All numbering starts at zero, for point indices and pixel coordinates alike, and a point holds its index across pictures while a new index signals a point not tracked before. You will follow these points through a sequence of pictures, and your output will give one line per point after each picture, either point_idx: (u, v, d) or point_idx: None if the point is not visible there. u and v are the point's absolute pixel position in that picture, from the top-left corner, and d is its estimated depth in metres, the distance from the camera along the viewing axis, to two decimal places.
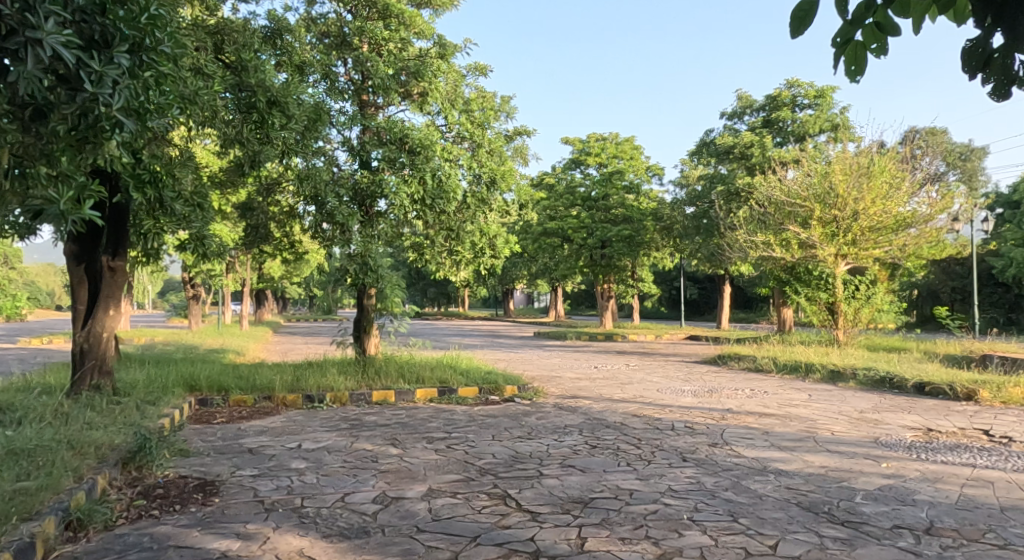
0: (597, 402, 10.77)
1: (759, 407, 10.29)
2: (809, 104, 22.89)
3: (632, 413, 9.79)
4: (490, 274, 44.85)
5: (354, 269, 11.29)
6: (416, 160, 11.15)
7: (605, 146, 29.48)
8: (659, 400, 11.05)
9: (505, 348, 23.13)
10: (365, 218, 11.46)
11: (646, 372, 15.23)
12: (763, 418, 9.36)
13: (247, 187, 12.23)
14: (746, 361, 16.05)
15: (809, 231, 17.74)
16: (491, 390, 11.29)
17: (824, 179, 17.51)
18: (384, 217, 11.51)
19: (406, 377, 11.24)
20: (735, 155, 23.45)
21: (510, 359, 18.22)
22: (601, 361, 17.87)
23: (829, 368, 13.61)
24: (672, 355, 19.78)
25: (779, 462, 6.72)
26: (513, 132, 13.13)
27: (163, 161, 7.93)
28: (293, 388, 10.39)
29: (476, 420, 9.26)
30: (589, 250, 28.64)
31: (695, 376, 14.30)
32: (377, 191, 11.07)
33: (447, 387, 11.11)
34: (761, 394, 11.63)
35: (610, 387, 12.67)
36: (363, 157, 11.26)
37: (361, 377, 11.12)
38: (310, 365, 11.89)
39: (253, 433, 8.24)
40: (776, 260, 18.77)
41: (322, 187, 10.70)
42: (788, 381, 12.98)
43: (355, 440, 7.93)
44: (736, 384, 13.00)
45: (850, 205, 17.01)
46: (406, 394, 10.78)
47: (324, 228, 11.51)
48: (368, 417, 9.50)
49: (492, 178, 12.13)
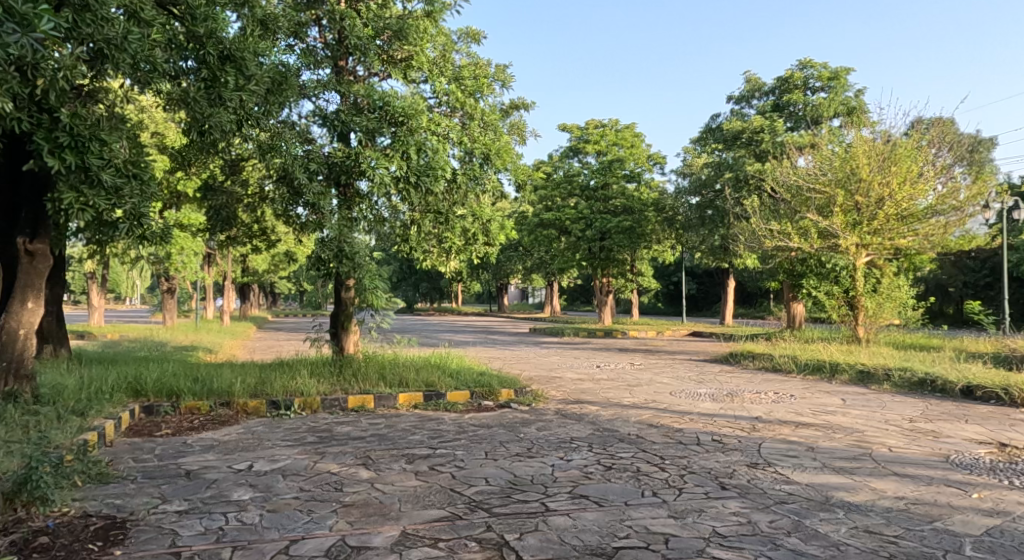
0: (605, 409, 9.42)
1: (792, 415, 8.99)
2: (821, 87, 21.79)
3: (646, 422, 8.47)
4: (483, 267, 43.54)
5: (328, 255, 9.86)
6: (397, 133, 9.78)
7: (604, 134, 28.04)
8: (675, 406, 9.72)
9: (499, 346, 21.76)
10: (344, 200, 10.19)
11: (653, 372, 13.92)
12: (800, 429, 8.06)
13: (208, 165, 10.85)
14: (762, 359, 14.78)
15: (830, 219, 16.42)
16: (484, 394, 9.95)
17: (845, 163, 16.20)
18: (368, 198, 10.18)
19: (388, 379, 9.88)
20: (742, 141, 22.27)
21: (505, 357, 16.90)
22: (602, 360, 16.56)
23: (858, 368, 12.35)
24: (678, 353, 18.50)
25: (843, 490, 5.41)
26: (510, 106, 11.80)
27: (89, 123, 6.64)
28: (256, 394, 9.03)
29: (467, 431, 7.92)
30: (588, 243, 27.29)
31: (708, 377, 13.00)
32: (354, 166, 9.60)
33: (434, 392, 9.75)
34: (789, 399, 10.33)
35: (616, 390, 11.35)
36: (341, 131, 9.88)
37: (335, 379, 9.74)
38: (279, 366, 10.54)
39: (199, 449, 6.88)
40: (790, 250, 17.48)
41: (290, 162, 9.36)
42: (814, 383, 11.70)
43: (320, 459, 6.58)
44: (757, 386, 11.70)
45: (876, 191, 15.67)
46: (386, 399, 9.42)
47: (296, 211, 10.13)
48: (340, 427, 8.15)
49: (486, 155, 10.74)
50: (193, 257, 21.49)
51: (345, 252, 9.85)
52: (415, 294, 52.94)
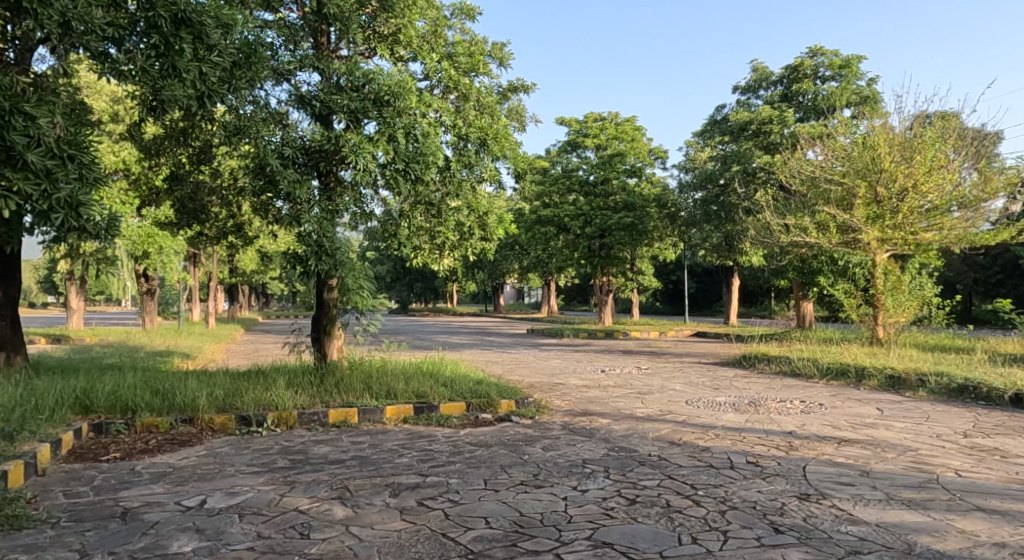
0: (618, 423, 8.41)
1: (830, 429, 8.00)
2: (832, 76, 20.85)
3: (667, 439, 7.47)
4: (478, 266, 42.49)
5: (306, 253, 8.75)
6: (384, 116, 8.74)
7: (604, 127, 26.98)
8: (694, 418, 8.71)
9: (496, 348, 20.71)
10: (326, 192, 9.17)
11: (663, 378, 12.91)
12: (844, 447, 7.07)
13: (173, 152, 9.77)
14: (779, 363, 13.79)
15: (849, 212, 15.44)
16: (482, 406, 8.91)
17: (865, 152, 15.20)
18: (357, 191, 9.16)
19: (375, 390, 8.86)
20: (750, 133, 21.25)
21: (503, 361, 15.86)
22: (606, 364, 15.55)
23: (887, 373, 11.39)
24: (686, 355, 17.50)
25: (927, 535, 4.43)
26: (509, 87, 10.78)
27: (11, 93, 5.77)
28: (224, 408, 8.00)
29: (463, 452, 6.90)
30: (587, 240, 26.27)
31: (723, 384, 11.99)
32: (334, 150, 8.55)
33: (426, 403, 8.73)
34: (820, 409, 9.34)
35: (625, 399, 10.35)
36: (321, 113, 8.83)
37: (315, 391, 8.71)
38: (254, 375, 9.51)
39: (147, 478, 5.84)
40: (806, 246, 16.48)
41: (261, 148, 8.31)
42: (842, 391, 10.72)
43: (288, 491, 5.56)
44: (780, 395, 10.72)
45: (899, 181, 14.71)
46: (371, 412, 8.40)
47: (270, 202, 9.07)
48: (317, 448, 7.12)
49: (483, 141, 9.72)
50: (173, 256, 20.40)
51: (328, 249, 8.76)
52: (410, 295, 51.77)
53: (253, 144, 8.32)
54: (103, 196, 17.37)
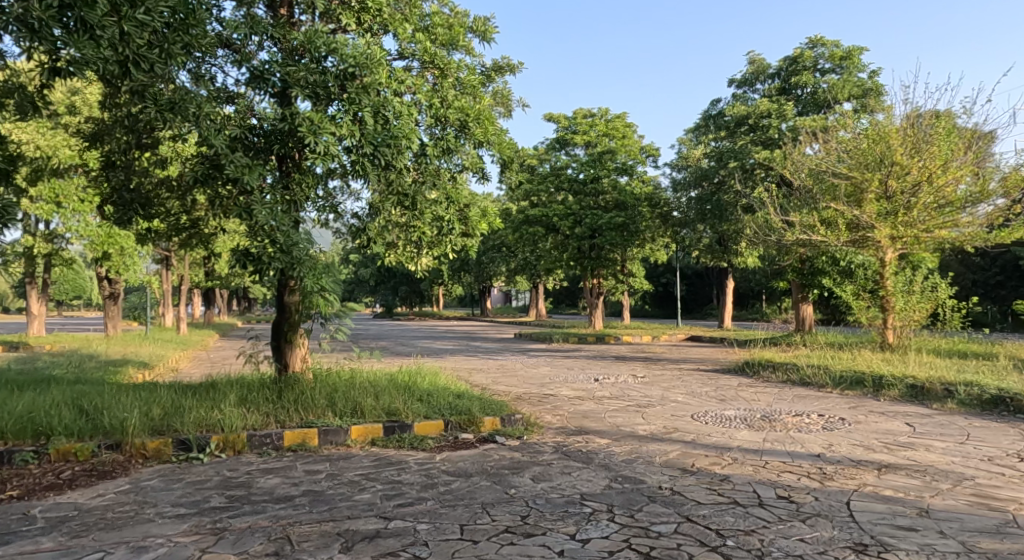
0: (618, 444, 7.34)
1: (863, 450, 6.99)
2: (832, 68, 19.90)
3: (678, 465, 6.40)
4: (464, 267, 41.26)
5: (259, 248, 7.44)
6: (347, 93, 7.56)
7: (593, 124, 25.92)
8: (705, 438, 7.66)
9: (481, 354, 19.56)
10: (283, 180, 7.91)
11: (662, 387, 11.86)
12: (886, 474, 6.05)
13: (106, 134, 8.55)
14: (787, 371, 12.78)
15: (860, 208, 14.43)
16: (463, 425, 7.82)
17: (875, 144, 14.19)
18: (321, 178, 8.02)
19: (340, 408, 7.73)
20: (748, 127, 20.22)
21: (489, 369, 14.72)
22: (599, 372, 14.45)
23: (909, 383, 10.41)
24: (683, 361, 16.46)
25: None
26: (492, 67, 9.68)
27: None
28: (159, 431, 6.85)
29: (437, 486, 5.79)
30: (577, 241, 25.20)
31: (729, 395, 10.96)
32: (291, 131, 7.36)
33: (398, 423, 7.62)
34: (844, 425, 8.32)
35: (623, 414, 9.28)
36: (277, 88, 7.63)
37: (270, 409, 7.58)
38: (203, 390, 8.35)
39: (41, 526, 4.73)
40: (812, 244, 15.45)
41: (201, 125, 7.02)
42: (861, 402, 9.72)
43: (213, 545, 4.47)
44: (794, 408, 9.71)
45: (911, 176, 13.74)
46: (334, 433, 7.28)
47: (219, 190, 7.83)
48: (263, 479, 5.98)
49: (464, 123, 8.62)
50: (138, 258, 19.13)
51: (286, 240, 7.46)
52: (395, 298, 50.35)
53: (191, 122, 7.00)
54: (57, 193, 16.16)
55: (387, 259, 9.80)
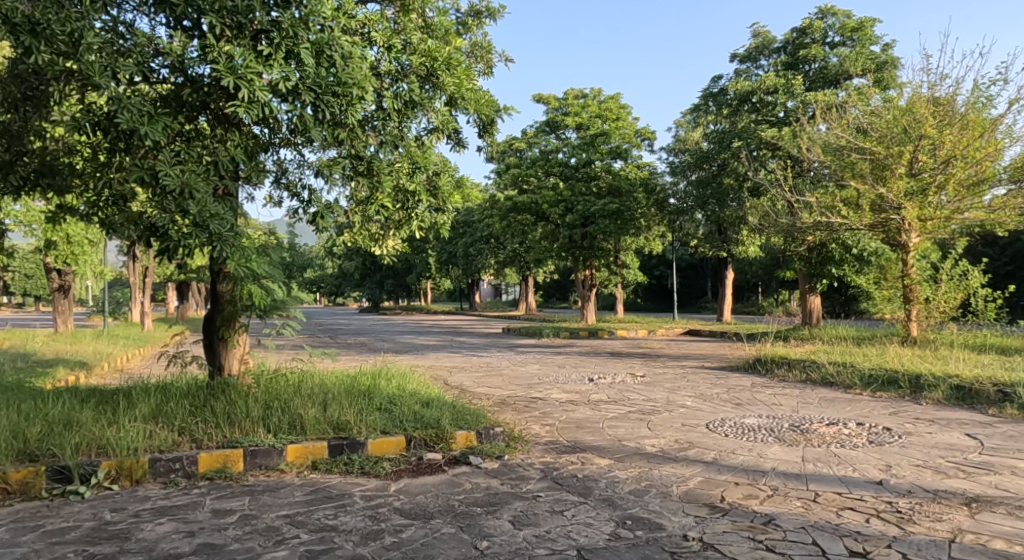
0: (622, 467, 5.83)
1: (935, 473, 5.54)
2: (842, 41, 18.41)
3: (702, 500, 4.91)
4: (452, 259, 39.64)
5: (164, 219, 5.66)
6: (280, 26, 5.99)
7: (586, 105, 24.44)
8: (731, 457, 6.20)
9: (465, 350, 18.05)
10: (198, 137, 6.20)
11: (666, 389, 10.38)
12: (981, 511, 4.60)
13: None
14: (805, 369, 11.34)
15: (884, 186, 12.93)
16: (429, 442, 6.31)
17: (902, 114, 12.69)
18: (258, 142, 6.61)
19: (275, 423, 6.21)
20: (752, 105, 18.69)
21: (471, 368, 13.18)
22: (594, 370, 12.94)
23: (955, 385, 8.99)
24: (685, 358, 15.00)
25: None
26: (468, 12, 8.12)
27: None
28: (32, 457, 5.34)
29: (383, 536, 4.31)
30: (568, 229, 23.67)
31: (744, 399, 9.48)
32: (203, 69, 5.68)
33: (347, 440, 6.10)
34: (895, 438, 6.88)
35: (625, 424, 7.77)
36: (187, 17, 5.88)
37: (186, 423, 6.05)
38: (112, 397, 6.82)
39: None
40: (828, 227, 13.97)
41: (82, 58, 5.31)
42: (905, 408, 8.28)
43: None
44: (825, 416, 8.24)
45: (943, 150, 12.21)
46: (263, 456, 5.78)
47: (117, 147, 6.09)
48: (150, 526, 4.47)
49: (429, 72, 7.11)
50: (89, 246, 17.47)
51: (199, 210, 5.69)
52: (380, 292, 48.62)
53: (66, 53, 5.31)
54: None
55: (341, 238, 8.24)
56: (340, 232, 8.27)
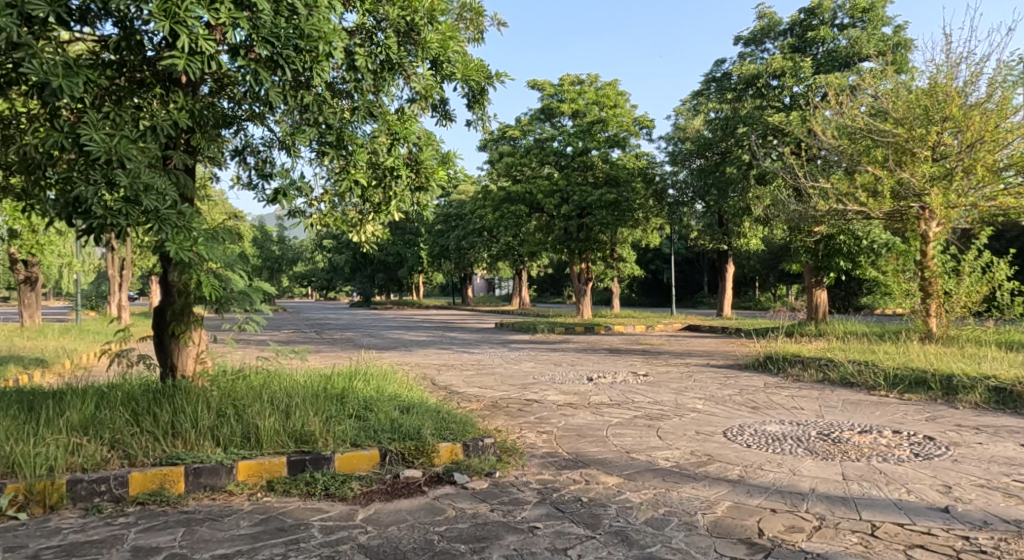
0: (634, 488, 4.95)
1: (1006, 497, 4.67)
2: (852, 22, 17.50)
3: (736, 535, 4.05)
4: (444, 253, 38.67)
5: (87, 192, 4.70)
6: None
7: (582, 91, 23.52)
8: (760, 474, 5.32)
9: (455, 346, 17.14)
10: (135, 94, 5.30)
11: (673, 390, 9.49)
12: None
13: None
14: (821, 368, 10.46)
15: (903, 172, 12.08)
16: (408, 457, 5.40)
17: (924, 95, 11.81)
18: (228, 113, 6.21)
19: (228, 436, 5.30)
20: (758, 89, 17.78)
21: (461, 366, 12.25)
22: (592, 369, 12.06)
23: (996, 388, 8.11)
24: (688, 356, 14.12)
25: None
26: None
27: None
28: None
29: None
30: (563, 221, 22.77)
31: (760, 402, 8.58)
32: (134, 10, 4.76)
33: (310, 456, 5.18)
34: (943, 451, 6.00)
35: (632, 432, 6.88)
36: None
37: (122, 434, 5.15)
38: (43, 401, 5.92)
39: None
40: (842, 216, 13.10)
41: None
42: (944, 414, 7.41)
43: None
44: (855, 422, 7.37)
45: (967, 133, 11.33)
46: (209, 475, 4.88)
47: (38, 109, 5.16)
48: None
49: (410, 28, 6.25)
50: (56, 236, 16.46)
51: (130, 182, 4.74)
52: (371, 287, 47.54)
53: None
54: None
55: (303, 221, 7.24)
56: (301, 212, 7.27)
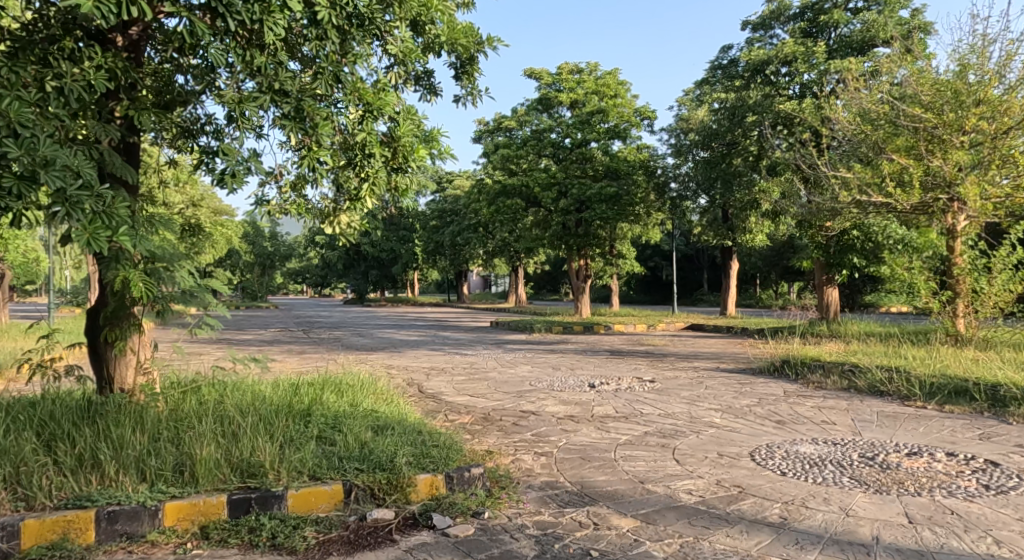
0: (654, 537, 4.03)
1: None
2: (867, 6, 16.55)
3: None
4: (439, 250, 37.66)
5: None
6: None
7: (581, 80, 22.53)
8: (803, 515, 4.39)
9: (447, 348, 16.15)
10: (40, 49, 4.37)
11: (685, 400, 8.53)
12: None
13: None
14: (845, 375, 9.51)
15: (931, 161, 11.15)
16: (377, 493, 4.46)
17: (957, 79, 10.87)
18: (178, 88, 5.44)
19: (157, 467, 4.34)
20: (768, 76, 16.79)
21: (451, 370, 11.27)
22: (594, 374, 11.09)
23: None
24: (696, 358, 13.16)
25: None
26: None
27: None
28: None
29: None
30: (561, 215, 21.79)
31: (784, 415, 7.62)
32: None
33: (255, 494, 4.22)
34: (1014, 482, 5.06)
35: (644, 454, 5.92)
36: None
37: (25, 469, 4.19)
38: None
39: None
40: (863, 209, 12.15)
41: None
42: (1001, 433, 6.46)
43: None
44: (898, 441, 6.42)
45: (1003, 119, 10.40)
46: (127, 520, 3.94)
47: None
48: None
49: None
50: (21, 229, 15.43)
51: (24, 154, 3.76)
52: (365, 283, 46.49)
53: None
54: None
55: (262, 209, 6.19)
56: (260, 198, 6.22)
